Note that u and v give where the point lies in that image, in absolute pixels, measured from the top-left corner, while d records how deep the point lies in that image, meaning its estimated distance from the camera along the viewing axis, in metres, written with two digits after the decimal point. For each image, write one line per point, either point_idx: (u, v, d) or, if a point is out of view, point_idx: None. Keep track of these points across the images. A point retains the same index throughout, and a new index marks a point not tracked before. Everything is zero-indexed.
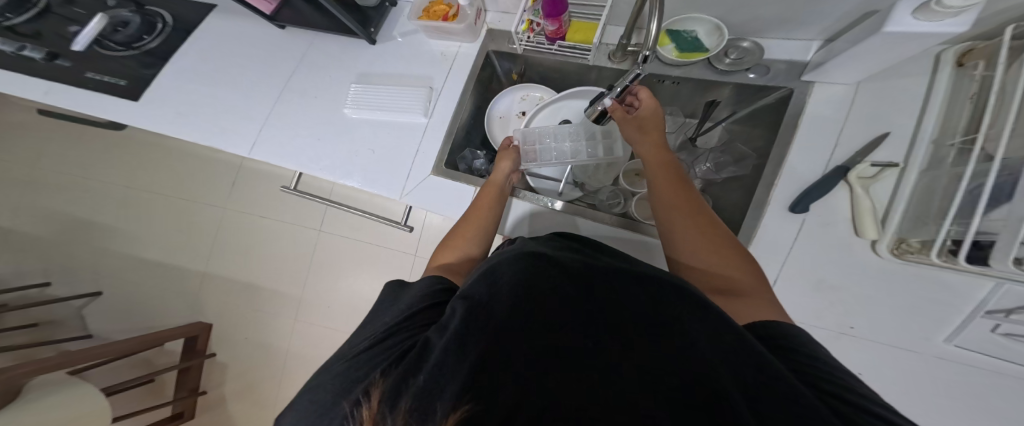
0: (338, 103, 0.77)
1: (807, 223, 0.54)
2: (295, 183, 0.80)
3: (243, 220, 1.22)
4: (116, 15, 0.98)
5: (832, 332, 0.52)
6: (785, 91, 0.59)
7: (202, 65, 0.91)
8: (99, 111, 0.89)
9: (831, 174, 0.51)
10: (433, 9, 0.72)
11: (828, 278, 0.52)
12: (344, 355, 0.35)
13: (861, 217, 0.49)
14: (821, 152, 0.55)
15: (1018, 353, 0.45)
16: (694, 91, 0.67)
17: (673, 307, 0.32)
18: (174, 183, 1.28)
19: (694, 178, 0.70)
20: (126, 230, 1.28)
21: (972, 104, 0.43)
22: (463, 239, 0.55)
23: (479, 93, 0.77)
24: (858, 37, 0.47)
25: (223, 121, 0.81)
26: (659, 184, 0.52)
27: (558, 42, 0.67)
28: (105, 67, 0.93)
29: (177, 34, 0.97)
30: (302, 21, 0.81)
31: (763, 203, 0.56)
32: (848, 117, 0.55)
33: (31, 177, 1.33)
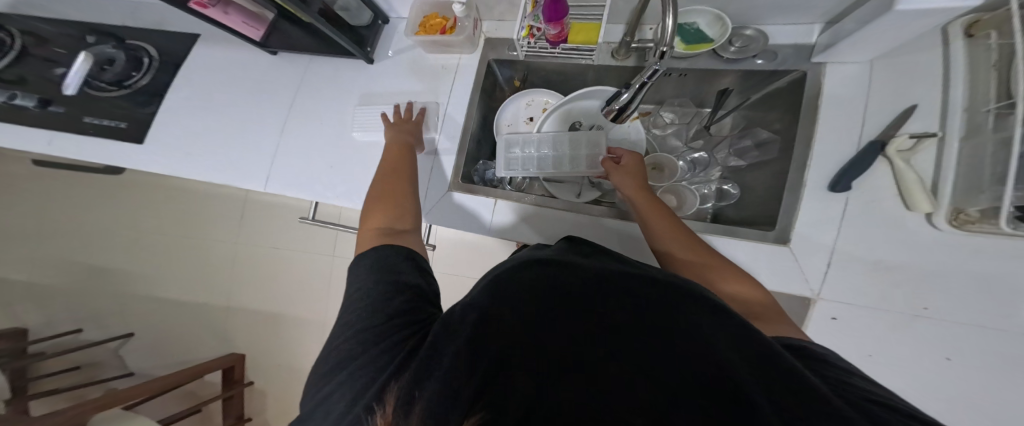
0: (346, 126, 0.77)
1: (851, 201, 0.54)
2: (313, 213, 0.82)
3: (255, 251, 1.23)
4: (100, 52, 0.98)
5: (905, 315, 0.51)
6: (798, 73, 0.59)
7: (204, 100, 0.91)
8: (104, 158, 0.88)
9: (867, 151, 0.52)
10: (429, 24, 0.73)
11: (886, 259, 0.52)
12: (340, 351, 0.35)
13: (910, 190, 0.50)
14: (851, 129, 0.55)
15: None
16: (702, 82, 0.67)
17: (681, 306, 0.32)
18: (180, 222, 1.28)
19: (717, 166, 0.72)
20: (142, 273, 1.29)
21: (996, 72, 0.44)
22: (387, 201, 0.54)
23: (485, 104, 0.77)
24: (865, 18, 0.48)
25: (236, 156, 0.81)
26: (647, 210, 0.54)
27: (559, 45, 0.68)
28: (101, 110, 0.92)
29: (167, 68, 0.97)
30: (293, 45, 0.83)
31: (797, 188, 0.57)
32: (868, 94, 0.55)
33: (36, 228, 1.33)
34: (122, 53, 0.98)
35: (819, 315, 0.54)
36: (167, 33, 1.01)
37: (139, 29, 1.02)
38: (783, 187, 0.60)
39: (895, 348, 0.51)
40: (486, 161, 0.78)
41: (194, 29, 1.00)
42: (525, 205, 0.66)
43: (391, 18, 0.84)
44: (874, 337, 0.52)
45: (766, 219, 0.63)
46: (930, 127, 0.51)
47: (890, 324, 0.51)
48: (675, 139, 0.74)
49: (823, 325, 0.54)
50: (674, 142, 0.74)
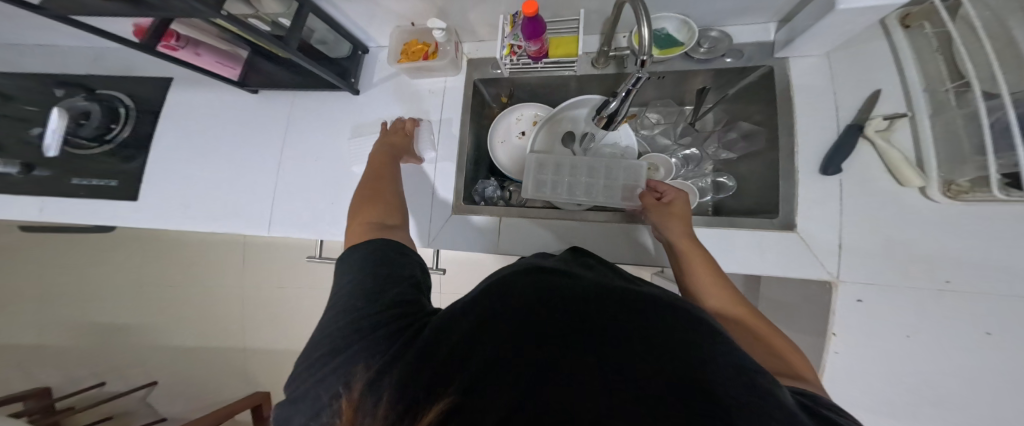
0: (341, 163, 0.80)
1: (845, 181, 0.59)
2: (319, 251, 0.87)
3: (264, 294, 1.28)
4: (72, 106, 0.95)
5: (929, 290, 0.52)
6: (766, 68, 0.64)
7: (195, 147, 0.91)
8: (106, 219, 0.89)
9: (849, 134, 0.56)
10: (411, 50, 0.75)
11: (896, 235, 0.56)
12: (329, 336, 0.36)
13: (899, 168, 0.53)
14: (827, 116, 0.60)
15: None
16: (680, 82, 0.71)
17: (663, 310, 0.30)
18: (181, 272, 1.29)
19: (711, 160, 0.78)
20: (157, 325, 1.34)
21: (942, 56, 0.50)
22: (376, 203, 0.56)
23: (477, 124, 0.81)
24: (814, 16, 0.52)
25: (236, 202, 0.82)
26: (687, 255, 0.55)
27: (541, 60, 0.71)
28: (87, 170, 0.91)
29: (147, 117, 0.96)
30: (272, 82, 0.84)
31: (792, 172, 0.62)
32: (834, 82, 0.60)
33: (22, 289, 1.28)
34: (94, 104, 0.95)
35: (844, 298, 0.56)
36: (141, 79, 0.99)
37: (111, 78, 1.00)
38: (775, 176, 0.65)
39: (932, 327, 0.51)
40: (485, 180, 0.82)
41: (169, 73, 0.99)
42: (528, 221, 0.70)
43: (370, 47, 0.88)
44: (903, 315, 0.53)
45: (766, 206, 0.67)
46: (898, 107, 0.55)
47: (917, 301, 0.52)
48: (664, 137, 0.80)
49: (848, 306, 0.56)
50: (664, 140, 0.79)
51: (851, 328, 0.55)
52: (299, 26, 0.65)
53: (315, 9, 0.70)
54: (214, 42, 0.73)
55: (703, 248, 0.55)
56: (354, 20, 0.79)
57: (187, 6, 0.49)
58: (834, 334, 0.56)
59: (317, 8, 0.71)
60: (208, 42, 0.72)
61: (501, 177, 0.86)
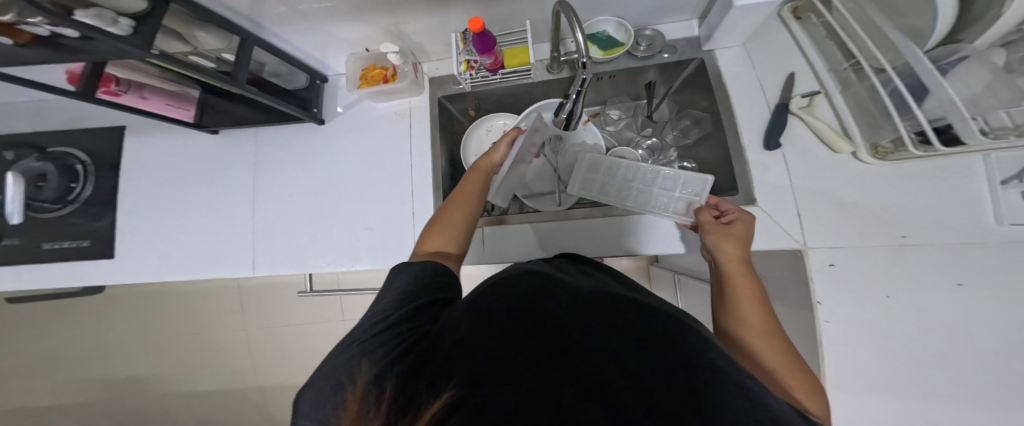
0: (318, 196, 0.82)
1: (788, 155, 0.65)
2: (310, 285, 0.90)
3: (269, 332, 1.35)
4: (23, 167, 0.92)
5: (891, 245, 0.53)
6: (698, 61, 0.70)
7: (167, 197, 0.91)
8: (85, 280, 0.89)
9: (777, 113, 0.63)
10: (370, 75, 0.77)
11: (844, 197, 0.60)
12: (352, 334, 0.38)
13: (830, 138, 0.57)
14: (757, 98, 0.67)
15: None
16: (630, 79, 0.76)
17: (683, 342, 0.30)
18: (186, 323, 1.35)
19: (670, 147, 0.80)
20: (172, 374, 1.40)
21: (831, 40, 0.57)
22: (453, 221, 0.57)
23: (448, 142, 0.86)
24: (722, 12, 0.59)
25: (218, 248, 0.83)
26: (735, 282, 0.48)
27: (499, 71, 0.74)
28: (57, 233, 0.91)
29: (109, 171, 0.95)
30: (229, 120, 0.83)
31: (741, 156, 0.66)
32: (755, 68, 0.68)
33: (40, 355, 1.36)
34: (50, 163, 0.93)
35: (817, 262, 0.56)
36: (94, 130, 0.97)
37: (63, 132, 0.98)
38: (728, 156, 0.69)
39: (900, 281, 0.50)
40: None
41: (124, 120, 0.97)
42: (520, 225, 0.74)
43: (329, 76, 0.90)
44: (869, 275, 0.52)
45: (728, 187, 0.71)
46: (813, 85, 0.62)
47: (885, 259, 0.52)
48: (629, 131, 0.82)
49: (823, 270, 0.55)
50: (629, 134, 0.82)
51: (833, 296, 0.52)
52: (247, 61, 0.66)
53: (259, 42, 0.70)
54: (160, 84, 0.73)
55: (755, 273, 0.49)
56: (308, 52, 0.80)
57: (115, 49, 0.48)
58: (818, 303, 0.52)
59: (264, 41, 0.70)
60: (150, 83, 0.71)
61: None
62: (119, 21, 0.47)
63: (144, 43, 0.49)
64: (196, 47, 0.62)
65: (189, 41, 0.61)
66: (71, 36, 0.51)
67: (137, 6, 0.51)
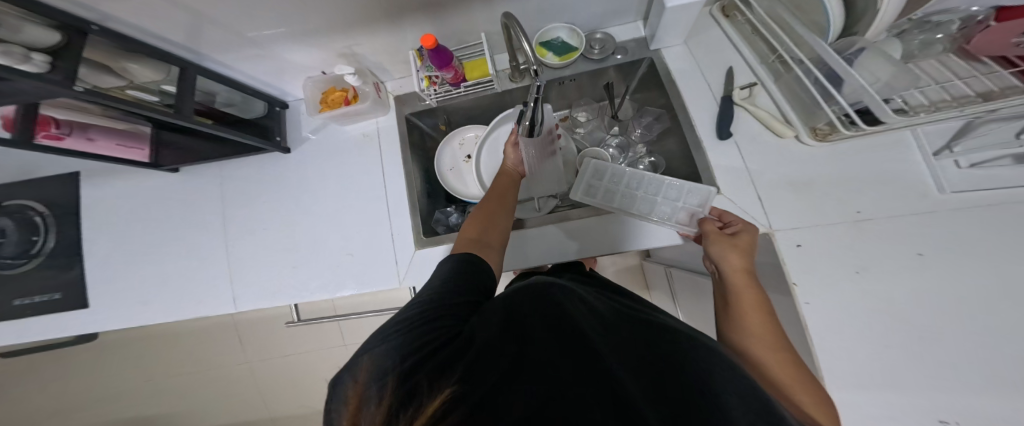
0: (293, 225, 0.82)
1: (740, 142, 0.66)
2: (297, 316, 0.89)
3: (268, 363, 1.34)
4: None
5: (848, 221, 0.55)
6: (648, 60, 0.73)
7: (138, 243, 0.89)
8: (56, 333, 0.86)
9: (723, 105, 0.66)
10: (331, 99, 0.78)
11: (797, 178, 0.61)
12: (385, 330, 0.39)
13: (773, 125, 0.62)
14: (706, 88, 0.70)
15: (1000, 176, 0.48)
16: (591, 81, 0.78)
17: (688, 361, 0.31)
18: (185, 364, 1.35)
19: (637, 144, 0.81)
20: (184, 411, 1.44)
21: (756, 36, 0.63)
22: (489, 216, 0.60)
23: (420, 158, 0.87)
24: (659, 12, 0.63)
25: (195, 288, 0.83)
26: (740, 291, 0.47)
27: (461, 84, 0.75)
28: (25, 287, 0.88)
29: (73, 220, 0.92)
30: (189, 156, 0.85)
31: (699, 146, 0.67)
32: (699, 64, 0.71)
33: (54, 408, 1.41)
34: (7, 218, 0.92)
35: (784, 244, 0.57)
36: (47, 179, 0.93)
37: (14, 185, 0.94)
38: (686, 146, 0.70)
39: (862, 256, 0.52)
40: (444, 209, 0.87)
41: (79, 167, 0.94)
42: (521, 230, 0.71)
43: (289, 101, 0.90)
44: (836, 253, 0.53)
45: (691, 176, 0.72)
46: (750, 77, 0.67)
47: (843, 237, 0.54)
48: (600, 132, 0.84)
49: (789, 251, 0.56)
50: (599, 134, 0.84)
51: (805, 276, 0.53)
52: (189, 90, 0.67)
53: (201, 70, 0.70)
54: (105, 124, 0.74)
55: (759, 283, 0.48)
56: (255, 77, 0.80)
57: (37, 89, 0.49)
58: (794, 284, 0.53)
59: (206, 70, 0.71)
60: (94, 123, 0.72)
61: (460, 204, 0.90)
62: (32, 58, 0.48)
63: (65, 79, 0.50)
64: (130, 80, 0.63)
65: (121, 74, 0.62)
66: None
67: (51, 39, 0.51)
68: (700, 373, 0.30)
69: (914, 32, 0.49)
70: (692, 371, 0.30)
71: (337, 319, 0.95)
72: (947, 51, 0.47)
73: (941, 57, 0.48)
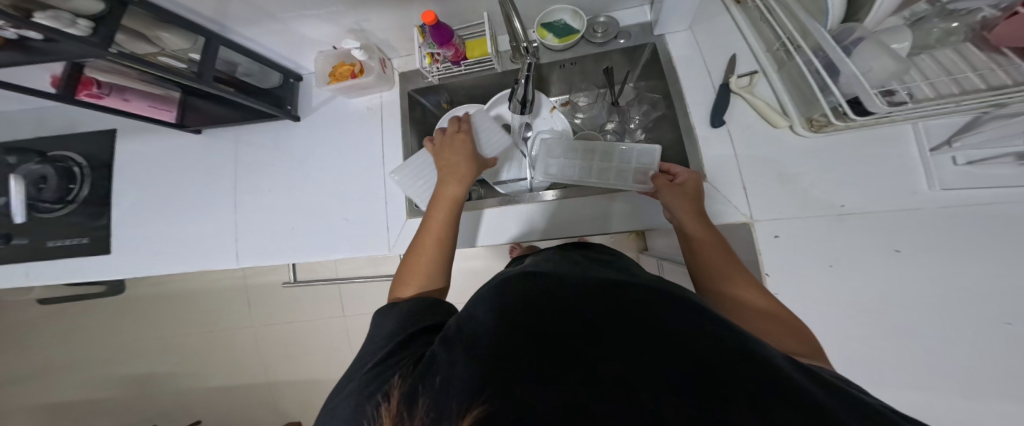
0: (296, 188, 0.87)
1: (732, 130, 0.69)
2: (293, 277, 0.93)
3: (274, 327, 1.41)
4: (26, 171, 0.98)
5: (832, 215, 0.58)
6: (650, 46, 0.76)
7: (158, 198, 0.96)
8: (88, 274, 0.95)
9: (720, 93, 0.69)
10: (338, 72, 0.81)
11: (786, 167, 0.64)
12: (356, 375, 0.39)
13: (767, 114, 0.64)
14: (703, 78, 0.73)
15: (997, 178, 0.49)
16: (593, 64, 0.81)
17: (675, 321, 0.30)
18: (199, 320, 1.44)
19: (632, 130, 0.85)
20: (187, 371, 1.49)
21: (757, 22, 0.60)
22: (427, 252, 0.59)
23: (421, 133, 0.90)
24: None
25: (205, 241, 0.88)
26: (695, 232, 0.57)
27: (462, 62, 0.77)
28: (58, 231, 0.96)
29: (103, 173, 1.00)
30: (210, 119, 0.90)
31: (692, 131, 0.71)
32: (701, 49, 0.74)
33: (74, 355, 1.51)
34: (48, 166, 0.98)
35: (762, 235, 0.61)
36: (84, 134, 1.02)
37: (58, 136, 1.03)
38: (680, 132, 0.74)
39: (844, 253, 0.56)
40: None
41: (115, 124, 1.02)
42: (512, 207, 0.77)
43: (304, 75, 0.94)
44: (816, 244, 0.58)
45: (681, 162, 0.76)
46: (751, 65, 0.68)
47: (826, 226, 0.58)
48: (598, 118, 0.88)
49: (765, 241, 0.60)
50: (597, 118, 0.88)
51: (778, 264, 0.58)
52: (211, 58, 0.71)
53: (225, 41, 0.74)
54: (143, 88, 0.80)
55: (715, 229, 0.57)
56: (276, 50, 0.84)
57: (80, 51, 0.53)
58: (768, 275, 0.58)
59: (229, 41, 0.76)
60: (133, 86, 0.78)
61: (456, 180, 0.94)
62: (78, 23, 0.52)
63: (103, 40, 0.54)
64: (161, 47, 0.68)
65: (155, 42, 0.67)
66: (36, 37, 0.55)
67: (93, 7, 0.55)
68: (689, 331, 0.29)
69: (934, 20, 0.46)
70: (665, 328, 0.30)
71: (334, 284, 0.99)
72: (967, 41, 0.45)
73: (957, 48, 0.46)
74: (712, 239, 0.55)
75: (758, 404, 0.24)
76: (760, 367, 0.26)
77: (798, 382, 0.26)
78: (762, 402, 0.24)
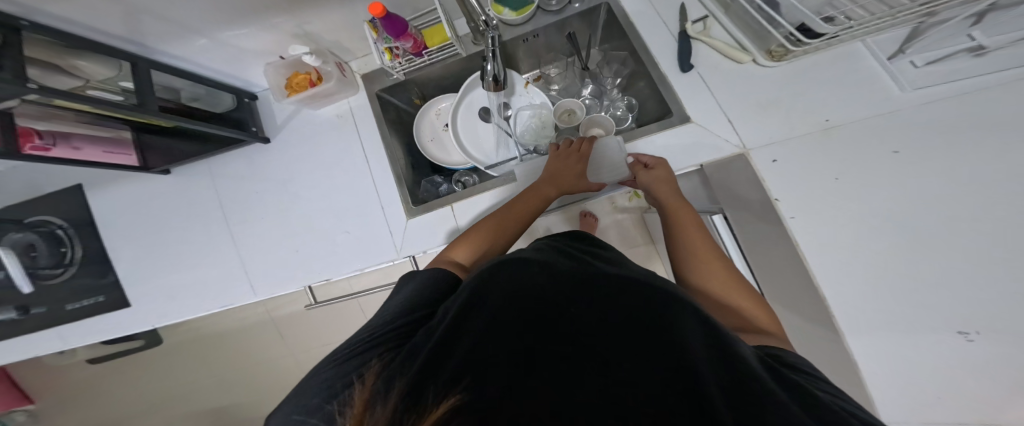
0: (290, 212, 0.86)
1: (702, 72, 0.70)
2: (313, 297, 0.95)
3: (312, 351, 1.47)
4: (11, 241, 0.97)
5: (817, 127, 0.60)
6: (605, 5, 0.78)
7: (158, 250, 0.95)
8: (111, 330, 0.95)
9: (680, 40, 0.71)
10: (296, 83, 0.78)
11: (765, 98, 0.65)
12: (339, 354, 0.42)
13: (732, 52, 0.68)
14: (663, 29, 0.75)
15: (954, 72, 0.53)
16: (556, 34, 0.84)
17: (662, 325, 0.33)
18: (239, 354, 1.51)
19: (610, 90, 0.87)
20: (246, 401, 1.60)
21: None
22: (482, 239, 0.60)
23: (400, 132, 0.88)
24: None
25: (218, 281, 0.89)
26: (678, 220, 0.60)
27: (423, 52, 0.74)
28: (71, 294, 0.97)
29: (93, 233, 0.98)
30: (176, 155, 0.88)
31: (664, 80, 0.72)
32: (655, 5, 0.76)
33: (136, 403, 1.62)
34: (32, 233, 0.96)
35: (761, 160, 0.62)
36: (61, 202, 0.99)
37: (28, 201, 1.00)
38: (655, 84, 0.76)
39: (849, 164, 0.55)
40: (430, 178, 0.90)
41: (91, 186, 0.99)
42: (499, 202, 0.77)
43: (256, 92, 0.92)
44: (811, 164, 0.58)
45: (657, 104, 0.78)
46: (703, 11, 0.72)
47: (813, 142, 0.59)
48: (573, 86, 0.93)
49: (765, 166, 0.61)
50: (573, 86, 0.93)
51: (784, 187, 0.58)
52: (145, 85, 0.67)
53: (152, 63, 0.70)
54: (87, 132, 0.76)
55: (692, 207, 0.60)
56: (216, 68, 0.81)
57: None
58: (777, 200, 0.57)
59: (159, 63, 0.71)
60: (77, 131, 0.74)
61: (446, 173, 0.94)
62: None
63: (17, 76, 0.48)
64: (86, 79, 0.64)
65: (74, 73, 0.62)
66: None
67: None
68: (674, 338, 0.32)
69: None
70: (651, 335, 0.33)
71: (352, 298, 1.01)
72: None
73: None
74: (692, 223, 0.58)
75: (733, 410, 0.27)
76: (739, 375, 0.29)
77: (765, 379, 0.29)
78: (736, 409, 0.27)
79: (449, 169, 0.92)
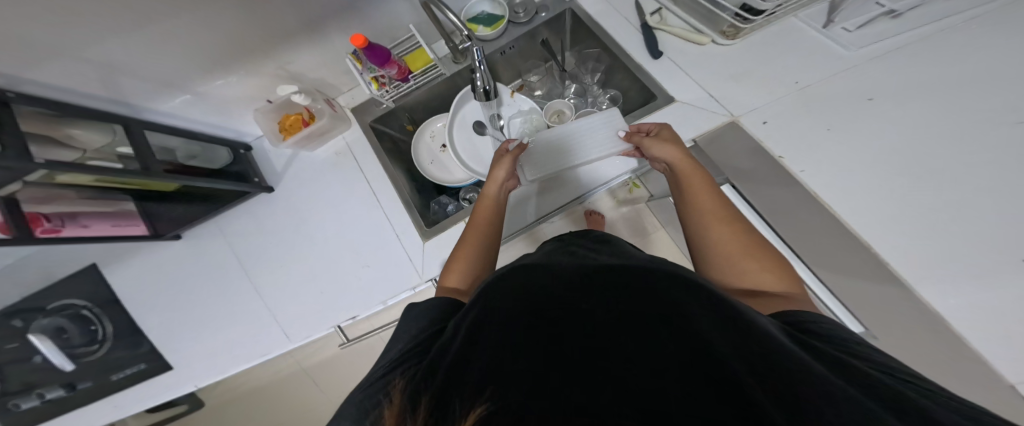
0: (307, 255, 0.87)
1: (676, 56, 0.73)
2: (345, 334, 0.96)
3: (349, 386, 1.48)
4: (42, 326, 1.00)
5: (793, 89, 0.63)
6: (569, 10, 0.82)
7: (185, 316, 0.96)
8: (154, 396, 0.95)
9: (646, 31, 0.75)
10: (288, 125, 0.78)
11: (738, 71, 0.69)
12: (366, 382, 0.40)
13: (695, 37, 0.72)
14: (629, 21, 0.78)
15: (878, 33, 0.61)
16: (528, 43, 0.86)
17: (687, 305, 0.32)
18: (281, 400, 1.55)
19: (593, 88, 0.88)
20: None
21: None
22: (465, 253, 0.61)
23: (398, 159, 0.90)
24: None
25: (251, 334, 0.90)
26: (691, 184, 0.59)
27: (409, 76, 0.78)
28: (110, 368, 0.97)
29: (117, 309, 0.99)
30: (186, 217, 0.89)
31: (643, 68, 0.74)
32: (614, 2, 0.81)
33: None
34: (60, 317, 0.99)
35: (752, 122, 0.63)
36: (81, 285, 1.00)
37: (49, 290, 1.01)
38: (633, 76, 0.77)
39: (836, 117, 0.57)
40: (437, 200, 0.91)
41: (109, 265, 1.00)
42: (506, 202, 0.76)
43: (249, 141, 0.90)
44: (803, 125, 0.59)
45: (634, 88, 0.79)
46: (655, 4, 0.78)
47: (797, 103, 0.62)
48: (554, 88, 0.94)
49: (757, 129, 0.62)
50: (555, 89, 0.94)
51: (790, 147, 0.58)
52: (145, 146, 0.65)
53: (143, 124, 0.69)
54: (92, 208, 0.77)
55: (703, 169, 0.60)
56: (206, 121, 0.81)
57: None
58: (782, 157, 0.58)
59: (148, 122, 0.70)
60: (82, 210, 0.75)
61: (451, 192, 0.94)
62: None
63: (20, 154, 0.47)
64: (81, 150, 0.59)
65: (68, 143, 0.57)
66: None
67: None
68: (700, 317, 0.31)
69: None
70: (674, 317, 0.31)
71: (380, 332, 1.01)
72: None
73: None
74: (706, 187, 0.58)
75: (770, 392, 0.26)
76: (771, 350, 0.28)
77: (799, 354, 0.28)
78: (772, 390, 0.26)
79: (453, 188, 0.92)
